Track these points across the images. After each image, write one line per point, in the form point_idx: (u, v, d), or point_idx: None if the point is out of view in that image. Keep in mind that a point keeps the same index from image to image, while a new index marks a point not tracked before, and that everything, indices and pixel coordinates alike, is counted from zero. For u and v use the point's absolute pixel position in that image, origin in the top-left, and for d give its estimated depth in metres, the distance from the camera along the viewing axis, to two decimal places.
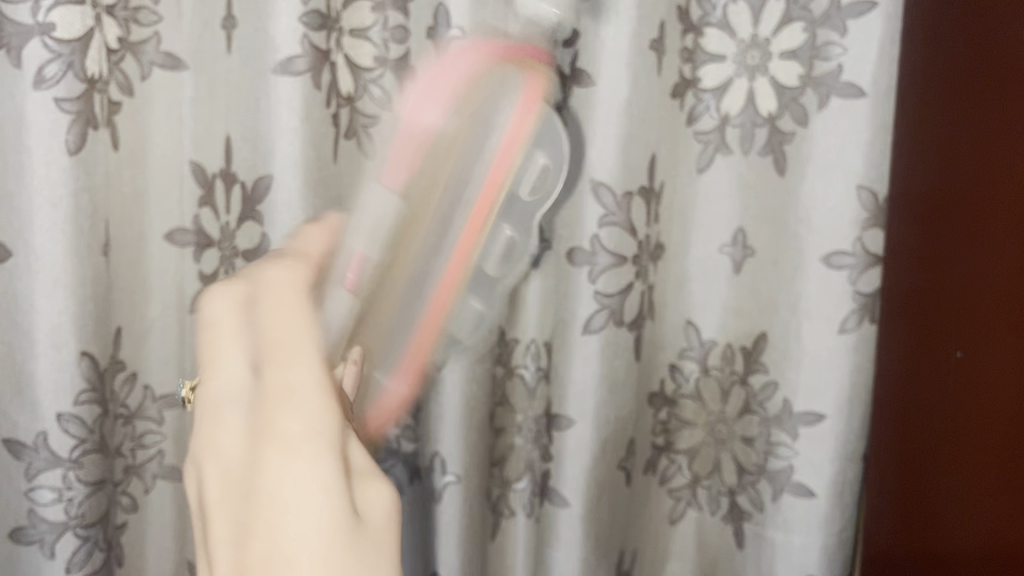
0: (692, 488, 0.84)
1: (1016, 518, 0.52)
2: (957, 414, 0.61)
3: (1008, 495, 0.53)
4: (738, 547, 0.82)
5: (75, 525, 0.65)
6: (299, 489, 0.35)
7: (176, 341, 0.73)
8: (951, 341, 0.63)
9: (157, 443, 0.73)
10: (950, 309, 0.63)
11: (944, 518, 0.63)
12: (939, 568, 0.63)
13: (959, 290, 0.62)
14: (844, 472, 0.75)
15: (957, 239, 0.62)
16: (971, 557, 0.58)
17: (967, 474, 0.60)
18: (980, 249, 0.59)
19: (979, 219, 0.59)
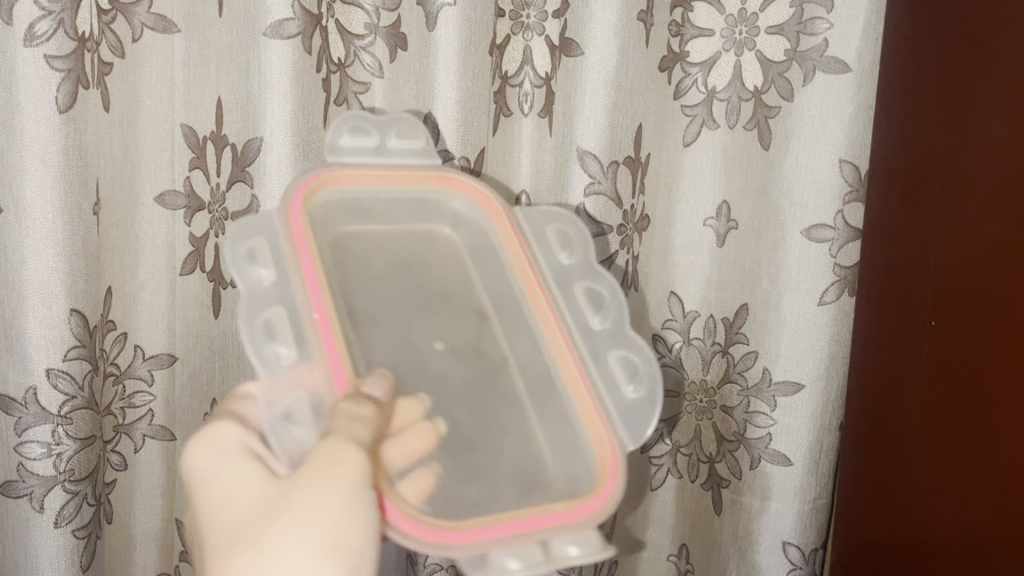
0: (673, 455, 0.86)
1: (993, 488, 0.54)
2: (932, 385, 0.63)
3: (984, 466, 0.55)
4: (717, 513, 0.84)
5: (64, 480, 0.66)
6: (310, 546, 0.42)
7: (165, 306, 0.73)
8: (925, 315, 0.65)
9: (147, 403, 0.75)
10: (927, 284, 0.65)
11: (916, 488, 0.65)
12: (912, 539, 0.65)
13: (934, 262, 0.64)
14: (820, 442, 0.78)
15: (934, 214, 0.64)
16: (947, 527, 0.60)
17: (941, 446, 0.61)
18: (956, 224, 0.60)
19: (957, 196, 0.61)
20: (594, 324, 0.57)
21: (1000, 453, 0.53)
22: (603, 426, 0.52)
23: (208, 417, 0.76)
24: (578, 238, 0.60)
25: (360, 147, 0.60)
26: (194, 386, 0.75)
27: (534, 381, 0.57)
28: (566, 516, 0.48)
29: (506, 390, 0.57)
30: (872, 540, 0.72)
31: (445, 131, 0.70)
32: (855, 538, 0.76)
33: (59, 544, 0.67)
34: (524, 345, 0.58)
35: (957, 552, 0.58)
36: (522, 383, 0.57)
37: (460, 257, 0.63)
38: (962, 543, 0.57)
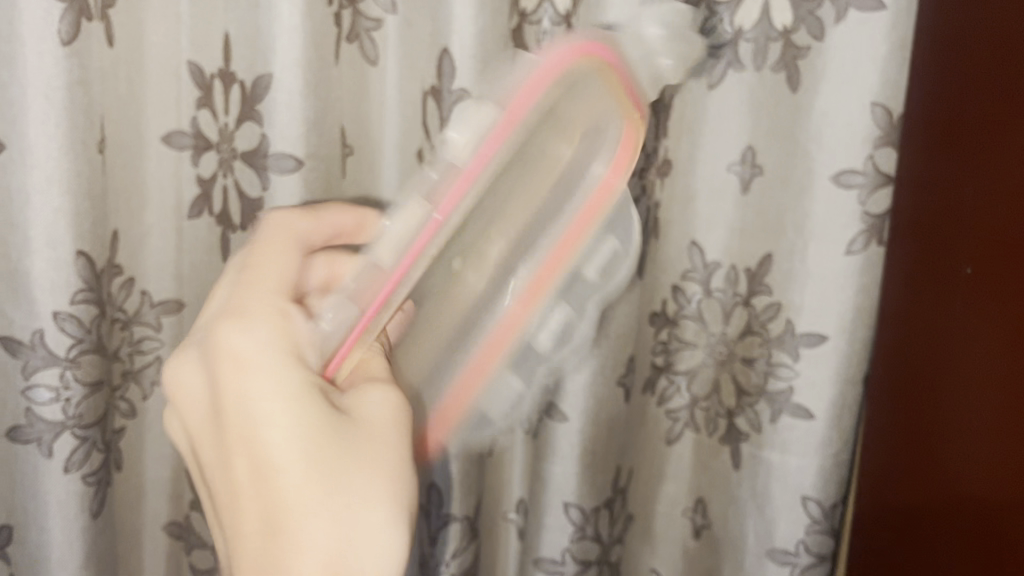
0: (690, 409, 0.84)
1: (1004, 450, 0.54)
2: (962, 330, 0.61)
3: (999, 425, 0.55)
4: (735, 468, 0.82)
5: (73, 426, 0.64)
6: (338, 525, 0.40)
7: (174, 244, 0.72)
8: (959, 257, 0.62)
9: (155, 349, 0.73)
10: (961, 225, 0.62)
11: (938, 433, 0.64)
12: (927, 482, 0.65)
13: (969, 203, 0.61)
14: (844, 395, 0.75)
15: (972, 154, 0.61)
16: (959, 478, 0.60)
17: (964, 396, 0.60)
18: (995, 170, 0.58)
19: (998, 141, 0.57)
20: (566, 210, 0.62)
21: (1016, 417, 0.52)
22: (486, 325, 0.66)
23: None
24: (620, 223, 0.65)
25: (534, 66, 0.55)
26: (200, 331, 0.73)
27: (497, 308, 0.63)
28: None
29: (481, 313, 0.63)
30: (897, 493, 0.70)
31: (458, 70, 0.67)
32: (881, 491, 0.74)
33: (69, 492, 0.65)
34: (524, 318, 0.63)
35: (965, 504, 0.59)
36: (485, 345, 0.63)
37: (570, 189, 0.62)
38: (970, 497, 0.58)
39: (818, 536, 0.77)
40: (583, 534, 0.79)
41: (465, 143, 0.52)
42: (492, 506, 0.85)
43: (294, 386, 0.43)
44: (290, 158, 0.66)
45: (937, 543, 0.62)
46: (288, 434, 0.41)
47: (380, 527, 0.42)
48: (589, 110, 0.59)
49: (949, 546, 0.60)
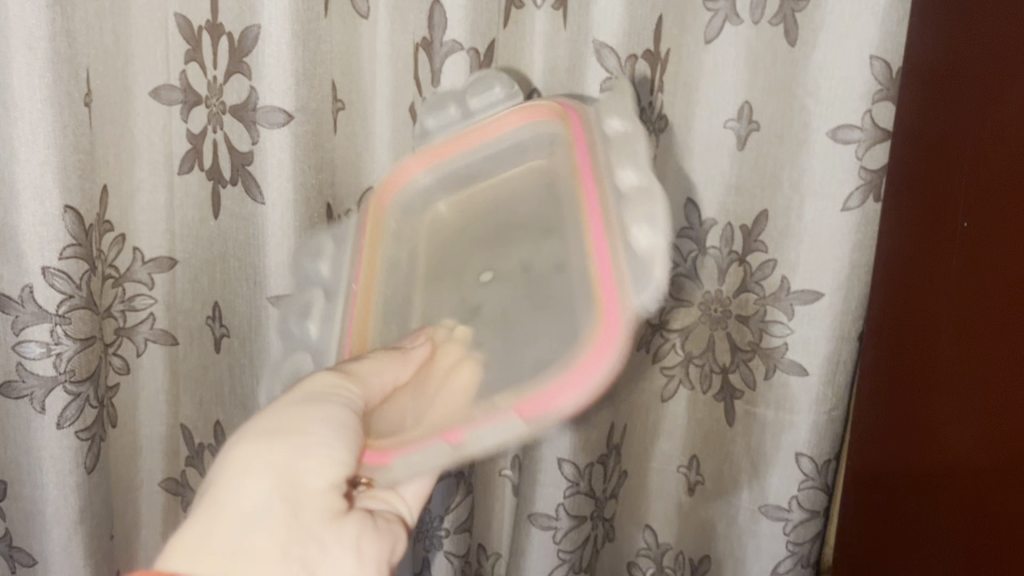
0: (685, 365, 0.84)
1: (1004, 439, 0.53)
2: (958, 332, 0.61)
3: (999, 415, 0.53)
4: (728, 424, 0.82)
5: (65, 381, 0.64)
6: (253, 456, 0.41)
7: (164, 202, 0.71)
8: (956, 253, 0.62)
9: (148, 306, 0.73)
10: (960, 218, 0.61)
11: (935, 433, 0.64)
12: (924, 484, 0.64)
13: (968, 198, 0.60)
14: (838, 352, 0.75)
15: (971, 146, 0.60)
16: (959, 451, 0.59)
17: (961, 394, 0.59)
18: (994, 162, 0.57)
19: (997, 131, 0.56)
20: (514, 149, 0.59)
21: (1016, 382, 0.52)
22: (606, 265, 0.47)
23: (210, 320, 0.74)
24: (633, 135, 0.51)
25: (445, 122, 0.63)
26: (189, 288, 0.73)
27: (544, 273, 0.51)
28: (530, 411, 0.43)
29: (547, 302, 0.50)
30: (889, 448, 0.71)
31: (450, 21, 0.65)
32: (872, 446, 0.75)
33: (61, 447, 0.65)
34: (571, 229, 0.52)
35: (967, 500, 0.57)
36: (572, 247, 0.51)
37: (534, 185, 0.58)
38: (972, 494, 0.56)
39: (811, 492, 0.78)
40: (576, 489, 0.79)
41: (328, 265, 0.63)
42: (487, 463, 0.85)
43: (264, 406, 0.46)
44: (280, 111, 0.64)
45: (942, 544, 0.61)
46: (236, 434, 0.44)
47: (270, 462, 0.41)
48: (405, 202, 0.62)
49: (953, 545, 0.59)
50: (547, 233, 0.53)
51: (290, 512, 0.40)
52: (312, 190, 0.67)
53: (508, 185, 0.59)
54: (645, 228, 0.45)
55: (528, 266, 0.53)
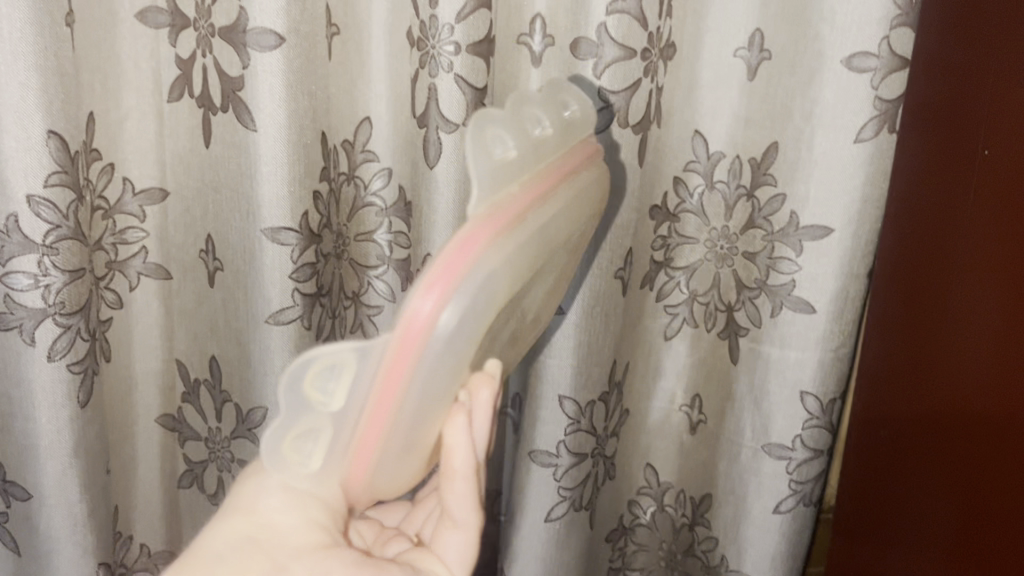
0: (689, 304, 0.83)
1: (1005, 428, 0.52)
2: (959, 329, 0.60)
3: (1011, 359, 0.52)
4: (733, 362, 0.81)
5: (55, 313, 0.63)
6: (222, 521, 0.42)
7: (154, 132, 0.69)
8: (959, 247, 0.61)
9: (140, 240, 0.71)
10: (964, 209, 0.60)
11: (931, 433, 0.64)
12: (928, 481, 0.64)
13: (990, 123, 0.57)
14: (847, 289, 0.73)
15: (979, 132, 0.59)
16: (972, 389, 0.57)
17: (961, 385, 0.59)
18: (1004, 126, 0.55)
19: (1004, 113, 0.55)
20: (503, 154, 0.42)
21: None
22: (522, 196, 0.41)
23: (203, 253, 0.71)
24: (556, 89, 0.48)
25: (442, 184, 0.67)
26: (179, 221, 0.71)
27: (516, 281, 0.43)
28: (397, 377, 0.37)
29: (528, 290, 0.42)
30: (900, 388, 0.69)
31: None
32: (883, 386, 0.73)
33: (53, 381, 0.64)
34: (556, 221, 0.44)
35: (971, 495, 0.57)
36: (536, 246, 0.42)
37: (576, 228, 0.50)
38: (984, 433, 0.55)
39: (814, 431, 0.77)
40: (577, 427, 0.78)
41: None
42: None
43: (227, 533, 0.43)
44: (270, 33, 0.60)
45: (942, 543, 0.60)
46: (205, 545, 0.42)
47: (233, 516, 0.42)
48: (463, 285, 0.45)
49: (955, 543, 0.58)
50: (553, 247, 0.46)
51: (260, 550, 0.41)
52: (305, 119, 0.64)
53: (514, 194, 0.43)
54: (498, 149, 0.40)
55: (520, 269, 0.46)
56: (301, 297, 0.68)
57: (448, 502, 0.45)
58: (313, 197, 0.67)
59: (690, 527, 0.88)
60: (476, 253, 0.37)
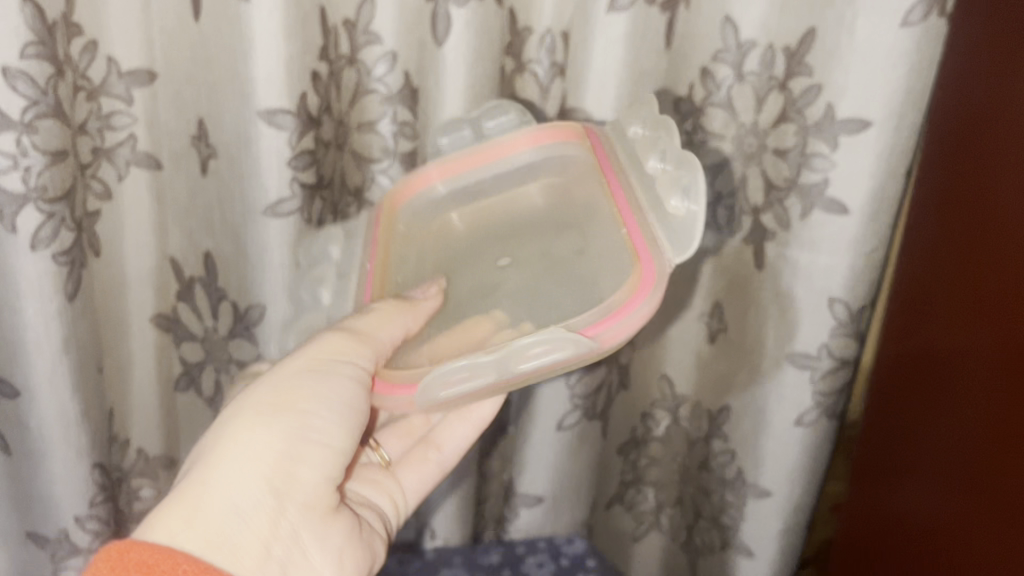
0: (712, 207, 0.78)
1: None
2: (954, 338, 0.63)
3: None
4: (759, 268, 0.76)
5: (37, 199, 0.58)
6: (257, 456, 0.48)
7: (139, 5, 0.62)
8: (984, 226, 0.60)
9: (128, 126, 0.65)
10: (972, 221, 0.62)
11: (925, 424, 0.68)
12: (947, 407, 0.64)
13: None
14: (884, 190, 0.68)
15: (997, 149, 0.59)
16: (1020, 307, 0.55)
17: (1001, 305, 0.57)
18: None
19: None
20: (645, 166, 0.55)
21: None
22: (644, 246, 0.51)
23: (196, 139, 0.67)
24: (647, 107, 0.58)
25: (459, 138, 0.65)
26: (173, 107, 0.66)
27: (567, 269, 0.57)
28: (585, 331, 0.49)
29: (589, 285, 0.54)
30: (936, 298, 0.66)
31: None
32: (917, 295, 0.70)
33: (38, 272, 0.60)
34: (603, 238, 0.56)
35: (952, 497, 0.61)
36: (600, 268, 0.55)
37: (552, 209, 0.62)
38: None
39: (843, 338, 0.73)
40: None
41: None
42: None
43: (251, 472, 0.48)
44: None
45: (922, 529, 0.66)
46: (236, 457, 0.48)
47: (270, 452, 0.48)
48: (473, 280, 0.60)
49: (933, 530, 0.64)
50: (560, 229, 0.60)
51: (280, 504, 0.48)
52: None
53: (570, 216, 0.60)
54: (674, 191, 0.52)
55: (546, 250, 0.59)
56: (299, 188, 0.64)
57: (449, 428, 0.64)
58: (311, 78, 0.62)
59: (706, 440, 0.85)
60: (657, 288, 0.49)
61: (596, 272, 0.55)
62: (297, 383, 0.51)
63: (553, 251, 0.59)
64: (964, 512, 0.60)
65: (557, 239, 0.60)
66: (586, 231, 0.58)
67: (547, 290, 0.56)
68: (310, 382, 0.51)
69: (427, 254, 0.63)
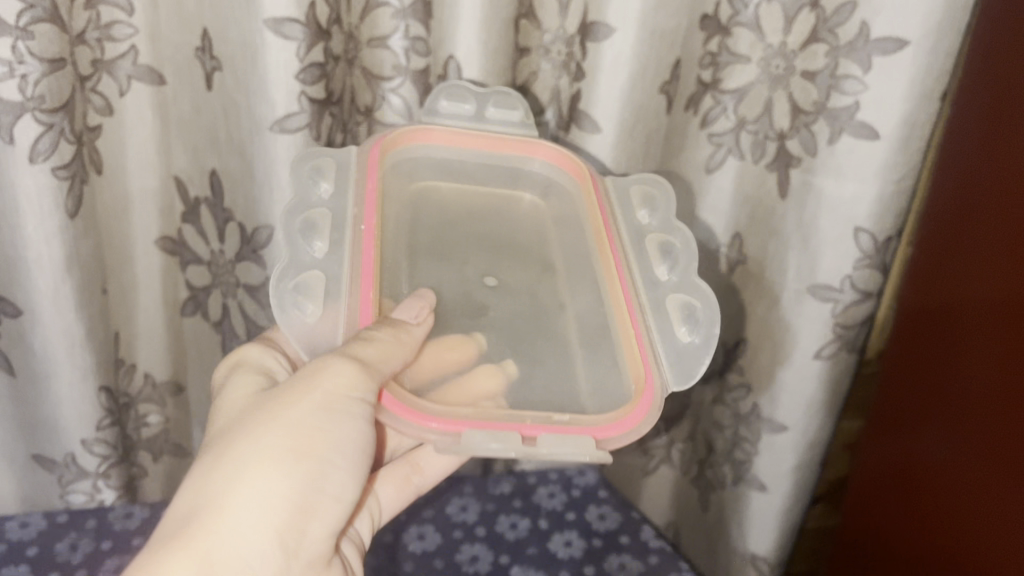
0: (736, 133, 0.75)
1: None
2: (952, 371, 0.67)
3: None
4: (782, 197, 0.74)
5: (35, 109, 0.56)
6: (265, 503, 0.45)
7: None
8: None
9: (130, 38, 0.62)
10: (1010, 166, 0.60)
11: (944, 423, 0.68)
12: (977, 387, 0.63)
13: None
14: (917, 114, 0.65)
15: (989, 190, 0.63)
16: None
17: None
18: None
19: None
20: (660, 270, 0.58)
21: None
22: (647, 365, 0.52)
23: (200, 52, 0.63)
24: (662, 199, 0.63)
25: (454, 114, 0.65)
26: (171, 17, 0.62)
27: (549, 327, 0.59)
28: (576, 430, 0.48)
29: (557, 336, 0.58)
30: (968, 246, 0.65)
31: None
32: (942, 245, 0.69)
33: (37, 186, 0.58)
34: (587, 299, 0.60)
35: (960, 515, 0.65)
36: (575, 332, 0.58)
37: (540, 217, 0.67)
38: None
39: (866, 272, 0.71)
40: None
41: (330, 187, 0.56)
42: None
43: (255, 524, 0.45)
44: None
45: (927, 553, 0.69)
46: (244, 509, 0.45)
47: (281, 498, 0.46)
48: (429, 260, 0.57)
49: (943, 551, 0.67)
50: (542, 273, 0.63)
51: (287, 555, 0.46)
52: None
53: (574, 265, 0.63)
54: (684, 319, 0.54)
55: (531, 291, 0.62)
56: (308, 102, 0.61)
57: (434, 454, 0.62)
58: None
59: (720, 375, 0.84)
60: (646, 425, 0.49)
61: (593, 346, 0.57)
62: (309, 423, 0.48)
63: (548, 300, 0.61)
64: (1004, 483, 0.60)
65: (510, 265, 0.63)
66: (579, 302, 0.60)
67: (526, 344, 0.57)
68: (317, 417, 0.47)
69: (421, 221, 0.64)
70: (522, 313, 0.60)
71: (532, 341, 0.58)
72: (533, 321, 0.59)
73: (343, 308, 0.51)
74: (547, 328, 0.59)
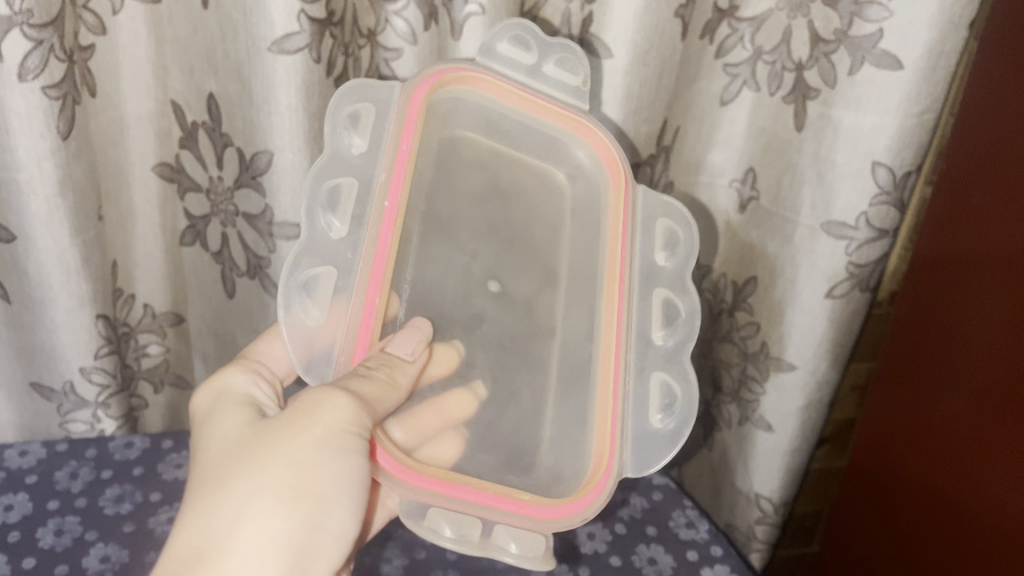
0: (752, 64, 0.72)
1: None
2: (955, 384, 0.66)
3: None
4: (798, 130, 0.71)
5: (23, 24, 0.53)
6: (268, 543, 0.43)
7: None
8: None
9: None
10: None
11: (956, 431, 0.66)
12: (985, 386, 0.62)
13: None
14: (942, 43, 0.63)
15: (1004, 193, 0.61)
16: None
17: None
18: None
19: None
20: (659, 336, 0.60)
21: None
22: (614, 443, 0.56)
23: None
24: (685, 240, 0.62)
25: (514, 59, 0.62)
26: None
27: (530, 352, 0.62)
28: (530, 511, 0.51)
29: (541, 367, 0.61)
30: (984, 217, 0.63)
31: None
32: (956, 219, 0.67)
33: (27, 106, 0.56)
34: (579, 318, 0.63)
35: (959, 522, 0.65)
36: (556, 359, 0.62)
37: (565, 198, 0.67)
38: None
39: (882, 208, 0.69)
40: None
41: (364, 144, 0.54)
42: None
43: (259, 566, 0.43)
44: None
45: (928, 561, 0.70)
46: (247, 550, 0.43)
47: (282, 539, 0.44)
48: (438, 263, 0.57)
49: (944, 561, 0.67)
50: (546, 281, 0.65)
51: None
52: None
53: (577, 291, 0.64)
54: (661, 406, 0.58)
55: (530, 301, 0.64)
56: (308, 22, 0.58)
57: None
58: None
59: (729, 313, 0.83)
60: (598, 506, 0.53)
61: (572, 399, 0.60)
62: (307, 459, 0.45)
63: (544, 321, 0.63)
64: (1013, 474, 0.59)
65: (521, 266, 0.64)
66: (566, 340, 0.63)
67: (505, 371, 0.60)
68: (315, 451, 0.45)
69: (444, 185, 0.62)
70: (513, 334, 0.62)
71: (520, 375, 0.61)
72: (521, 344, 0.62)
73: (348, 305, 0.51)
74: (529, 354, 0.62)
